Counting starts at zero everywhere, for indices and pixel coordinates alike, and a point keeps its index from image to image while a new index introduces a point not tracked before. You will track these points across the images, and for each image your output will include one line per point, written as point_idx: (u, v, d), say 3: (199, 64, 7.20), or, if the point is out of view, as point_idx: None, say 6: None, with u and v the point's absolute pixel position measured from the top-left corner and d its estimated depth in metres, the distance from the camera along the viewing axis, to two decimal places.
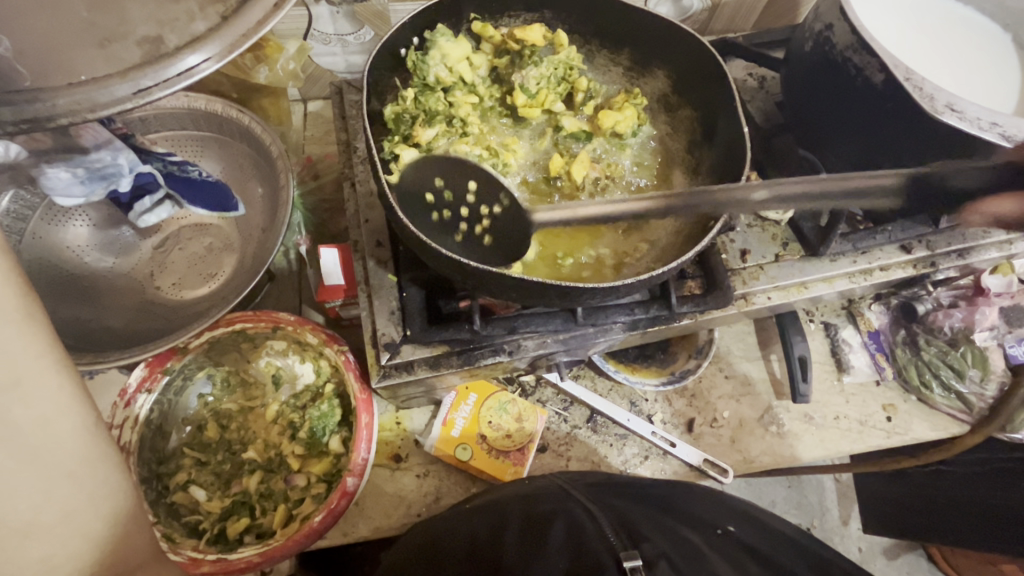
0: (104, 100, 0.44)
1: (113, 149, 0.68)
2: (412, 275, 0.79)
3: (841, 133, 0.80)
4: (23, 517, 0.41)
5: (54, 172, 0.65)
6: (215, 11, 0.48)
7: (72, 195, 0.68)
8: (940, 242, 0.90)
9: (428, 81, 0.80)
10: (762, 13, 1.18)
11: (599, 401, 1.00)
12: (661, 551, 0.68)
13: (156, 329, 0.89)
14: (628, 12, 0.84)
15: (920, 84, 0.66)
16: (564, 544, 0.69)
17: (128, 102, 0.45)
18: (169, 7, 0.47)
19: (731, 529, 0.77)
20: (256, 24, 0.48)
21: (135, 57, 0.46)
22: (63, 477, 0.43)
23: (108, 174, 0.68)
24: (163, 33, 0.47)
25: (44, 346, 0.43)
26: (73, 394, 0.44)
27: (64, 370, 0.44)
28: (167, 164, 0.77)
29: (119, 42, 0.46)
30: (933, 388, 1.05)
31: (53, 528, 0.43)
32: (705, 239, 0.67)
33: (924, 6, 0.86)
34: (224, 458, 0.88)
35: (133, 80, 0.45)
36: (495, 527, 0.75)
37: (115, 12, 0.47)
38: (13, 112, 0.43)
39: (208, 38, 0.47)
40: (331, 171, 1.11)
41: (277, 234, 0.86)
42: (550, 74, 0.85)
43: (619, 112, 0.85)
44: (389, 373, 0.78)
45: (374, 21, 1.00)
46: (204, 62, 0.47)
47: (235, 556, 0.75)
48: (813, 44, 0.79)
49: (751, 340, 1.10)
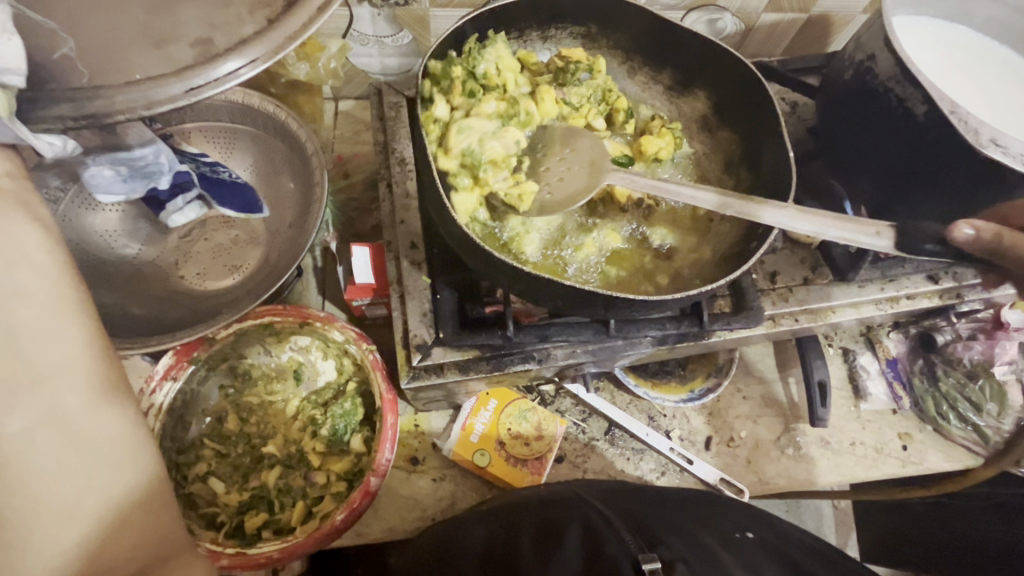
0: (159, 98, 0.45)
1: (155, 148, 0.68)
2: (446, 278, 0.79)
3: (875, 162, 0.81)
4: (64, 500, 0.44)
5: (97, 169, 0.64)
6: (263, 15, 0.48)
7: (114, 193, 0.69)
8: (967, 273, 0.91)
9: (476, 71, 0.76)
10: (794, 39, 1.19)
11: (617, 414, 1.00)
12: (678, 554, 0.67)
13: (180, 318, 0.87)
14: (679, 33, 0.84)
15: (965, 118, 0.67)
16: (580, 549, 0.67)
17: (179, 101, 0.45)
18: (221, 11, 0.48)
19: (750, 534, 0.77)
20: (302, 28, 0.48)
21: (187, 58, 0.46)
22: (103, 463, 0.46)
23: (149, 172, 0.69)
24: (214, 35, 0.47)
25: (89, 337, 0.49)
26: (110, 381, 0.49)
27: (105, 359, 0.50)
28: (200, 164, 0.80)
29: (174, 44, 0.47)
30: (951, 420, 1.05)
31: (93, 512, 0.45)
32: (747, 264, 0.68)
33: (960, 42, 0.88)
34: (244, 451, 0.88)
35: (184, 78, 0.45)
36: (509, 530, 0.74)
37: (170, 14, 0.48)
38: (74, 108, 0.44)
39: (254, 40, 0.47)
40: (360, 171, 1.12)
41: (312, 229, 0.86)
42: (590, 95, 0.86)
43: (664, 136, 0.86)
44: (418, 374, 0.78)
45: (417, 27, 1.03)
46: (245, 66, 0.46)
47: (254, 551, 0.74)
48: (853, 72, 0.80)
49: (769, 361, 1.11)
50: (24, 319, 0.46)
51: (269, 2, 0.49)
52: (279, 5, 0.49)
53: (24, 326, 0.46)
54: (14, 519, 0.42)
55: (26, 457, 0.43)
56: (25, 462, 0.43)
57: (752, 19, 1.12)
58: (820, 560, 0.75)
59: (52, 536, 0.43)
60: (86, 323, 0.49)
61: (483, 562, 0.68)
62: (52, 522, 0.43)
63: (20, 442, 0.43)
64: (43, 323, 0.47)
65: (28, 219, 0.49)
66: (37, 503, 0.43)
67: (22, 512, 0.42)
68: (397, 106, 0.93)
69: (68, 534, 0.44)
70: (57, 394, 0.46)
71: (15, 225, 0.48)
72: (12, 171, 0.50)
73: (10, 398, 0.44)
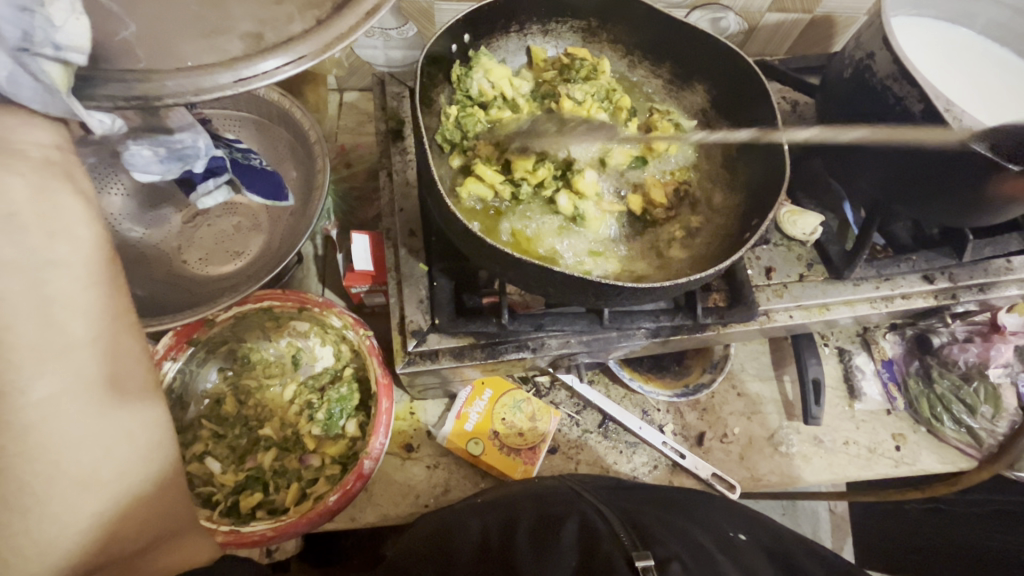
0: (207, 86, 0.46)
1: (194, 132, 0.66)
2: (443, 266, 0.80)
3: (872, 158, 0.82)
4: (83, 469, 0.48)
5: (138, 148, 0.64)
6: (311, 16, 0.50)
7: (150, 173, 0.66)
8: (963, 275, 0.91)
9: (471, 93, 0.84)
10: (797, 39, 1.20)
11: (612, 406, 1.00)
12: (674, 553, 0.65)
13: (181, 300, 0.89)
14: (678, 24, 0.85)
15: (959, 116, 0.67)
16: (576, 544, 0.67)
17: (227, 90, 0.46)
18: (269, 8, 0.49)
19: (741, 537, 0.77)
20: (348, 31, 0.50)
21: (237, 50, 0.47)
22: (123, 436, 0.51)
23: (185, 155, 0.66)
24: (264, 31, 0.48)
25: (115, 311, 0.53)
26: (135, 356, 0.54)
27: (128, 334, 0.54)
28: (232, 150, 0.76)
29: (223, 36, 0.48)
30: (945, 422, 1.05)
31: (107, 482, 0.49)
32: (742, 250, 0.68)
33: (960, 43, 0.88)
34: (241, 433, 0.89)
35: (234, 69, 0.46)
36: (506, 526, 0.74)
37: (220, 8, 0.48)
38: (123, 89, 0.45)
39: (302, 39, 0.48)
40: (363, 161, 1.13)
41: (311, 217, 0.87)
42: (594, 92, 0.87)
43: (667, 133, 0.87)
44: (413, 360, 0.79)
45: (420, 19, 1.03)
46: (283, 65, 0.48)
47: (248, 529, 0.75)
48: (853, 71, 0.81)
49: (764, 359, 1.11)
50: (61, 290, 0.48)
51: (319, 3, 0.50)
52: (327, 6, 0.50)
53: (59, 298, 0.48)
54: (36, 484, 0.45)
55: (49, 425, 0.46)
56: (53, 431, 0.46)
57: (756, 17, 1.12)
58: (816, 558, 0.75)
59: (69, 504, 0.47)
60: (111, 297, 0.53)
61: (476, 557, 0.68)
62: (71, 490, 0.47)
63: (49, 411, 0.46)
64: (76, 295, 0.49)
65: (72, 192, 0.52)
66: (58, 471, 0.46)
67: (42, 478, 0.45)
68: (399, 96, 0.94)
69: (85, 502, 0.48)
70: (86, 364, 0.49)
71: (60, 198, 0.51)
72: (60, 144, 0.52)
73: (41, 366, 0.46)
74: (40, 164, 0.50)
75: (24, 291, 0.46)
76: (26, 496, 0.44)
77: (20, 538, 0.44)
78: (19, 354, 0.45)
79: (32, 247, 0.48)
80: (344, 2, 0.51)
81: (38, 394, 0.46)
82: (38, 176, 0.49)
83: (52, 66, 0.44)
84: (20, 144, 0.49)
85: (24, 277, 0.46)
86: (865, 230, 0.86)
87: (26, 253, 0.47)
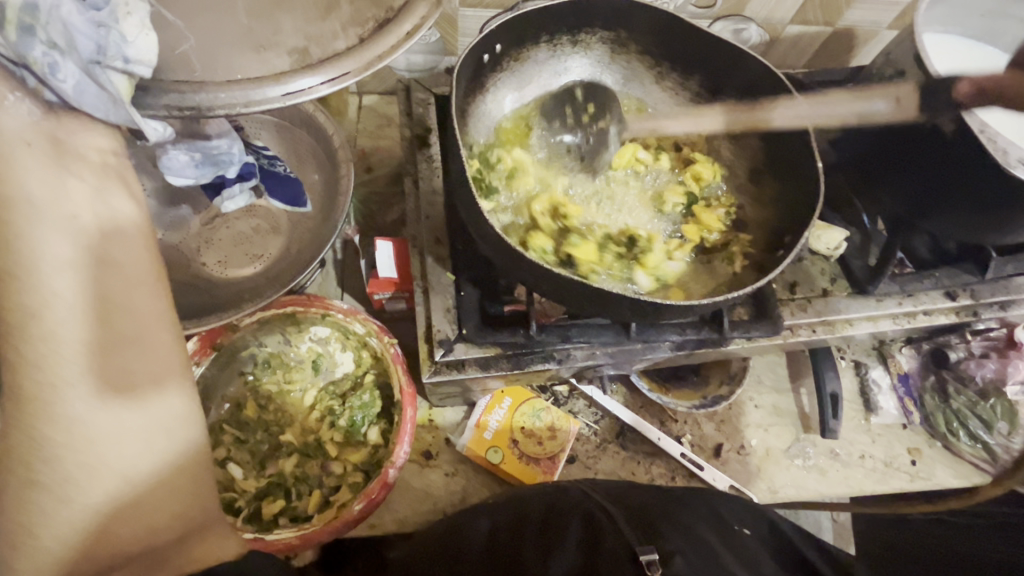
0: (257, 98, 0.49)
1: (230, 139, 0.69)
2: (470, 275, 0.81)
3: (896, 177, 0.82)
4: (123, 460, 0.52)
5: (175, 152, 0.65)
6: (355, 33, 0.52)
7: (184, 178, 0.67)
8: (984, 292, 0.91)
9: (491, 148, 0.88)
10: (818, 51, 1.19)
11: (631, 417, 1.01)
12: (677, 547, 0.67)
13: (203, 303, 0.88)
14: (696, 34, 0.86)
15: (994, 137, 0.69)
16: (580, 540, 0.67)
17: (276, 102, 0.49)
18: (317, 24, 0.51)
19: (744, 530, 0.76)
20: (389, 49, 0.52)
21: (286, 65, 0.50)
22: (159, 430, 0.54)
23: (220, 161, 0.68)
24: (310, 47, 0.50)
25: (163, 310, 0.58)
26: (174, 353, 0.58)
27: (174, 332, 0.58)
28: (260, 156, 0.76)
29: (273, 51, 0.49)
30: (960, 437, 1.06)
31: (143, 474, 0.53)
32: (769, 275, 0.68)
33: (992, 63, 0.89)
34: (263, 437, 0.89)
35: (282, 83, 0.49)
36: (515, 524, 0.74)
37: (270, 20, 0.49)
38: (180, 99, 0.49)
39: (345, 57, 0.51)
40: (384, 165, 1.13)
41: (336, 223, 0.87)
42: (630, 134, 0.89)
43: (706, 165, 0.90)
44: (439, 369, 0.79)
45: (445, 26, 1.03)
46: (321, 84, 0.50)
47: (273, 537, 0.75)
48: (882, 87, 0.81)
49: (781, 371, 1.11)
50: (115, 291, 0.55)
51: (363, 21, 0.52)
52: (370, 26, 0.53)
53: (113, 296, 0.54)
54: (77, 472, 0.50)
55: (93, 417, 0.51)
56: (96, 423, 0.51)
57: (778, 29, 1.12)
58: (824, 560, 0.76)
59: (104, 491, 0.50)
60: (161, 298, 0.58)
61: (486, 555, 0.68)
62: (108, 479, 0.51)
63: (90, 405, 0.51)
64: (130, 293, 0.55)
65: (126, 195, 0.59)
66: (98, 462, 0.51)
67: (83, 468, 0.50)
68: (424, 102, 0.93)
69: (121, 492, 0.51)
70: (130, 358, 0.54)
71: (116, 199, 0.58)
72: (116, 149, 0.59)
73: (88, 361, 0.52)
74: (98, 166, 0.57)
75: (81, 292, 0.52)
76: (67, 483, 0.49)
77: (53, 519, 0.48)
78: (65, 349, 0.51)
79: (87, 249, 0.54)
80: (387, 21, 0.53)
81: (81, 388, 0.51)
82: (97, 179, 0.57)
83: (118, 78, 0.48)
84: (84, 148, 0.56)
85: (79, 278, 0.53)
86: (890, 247, 0.87)
87: (83, 252, 0.54)
